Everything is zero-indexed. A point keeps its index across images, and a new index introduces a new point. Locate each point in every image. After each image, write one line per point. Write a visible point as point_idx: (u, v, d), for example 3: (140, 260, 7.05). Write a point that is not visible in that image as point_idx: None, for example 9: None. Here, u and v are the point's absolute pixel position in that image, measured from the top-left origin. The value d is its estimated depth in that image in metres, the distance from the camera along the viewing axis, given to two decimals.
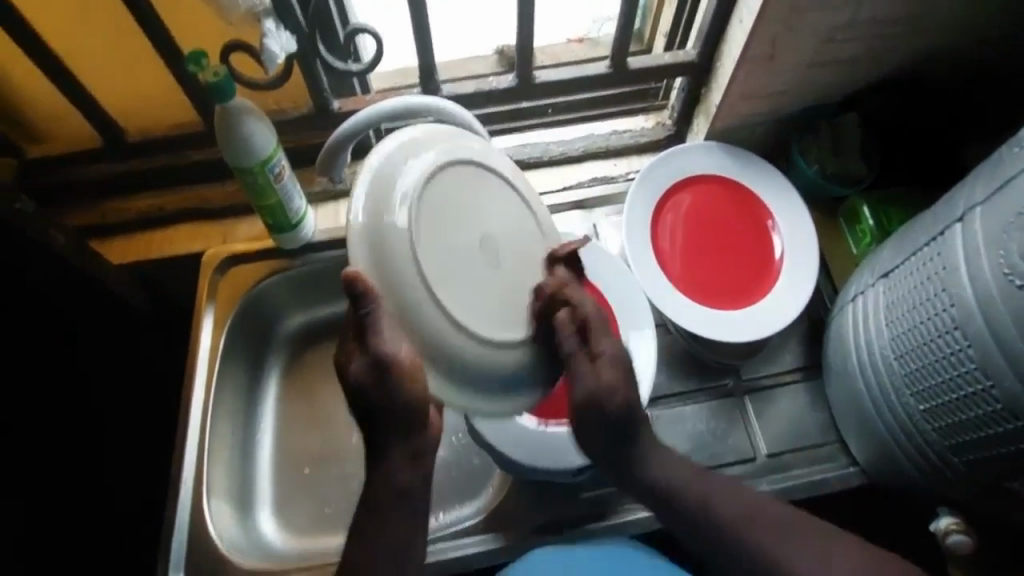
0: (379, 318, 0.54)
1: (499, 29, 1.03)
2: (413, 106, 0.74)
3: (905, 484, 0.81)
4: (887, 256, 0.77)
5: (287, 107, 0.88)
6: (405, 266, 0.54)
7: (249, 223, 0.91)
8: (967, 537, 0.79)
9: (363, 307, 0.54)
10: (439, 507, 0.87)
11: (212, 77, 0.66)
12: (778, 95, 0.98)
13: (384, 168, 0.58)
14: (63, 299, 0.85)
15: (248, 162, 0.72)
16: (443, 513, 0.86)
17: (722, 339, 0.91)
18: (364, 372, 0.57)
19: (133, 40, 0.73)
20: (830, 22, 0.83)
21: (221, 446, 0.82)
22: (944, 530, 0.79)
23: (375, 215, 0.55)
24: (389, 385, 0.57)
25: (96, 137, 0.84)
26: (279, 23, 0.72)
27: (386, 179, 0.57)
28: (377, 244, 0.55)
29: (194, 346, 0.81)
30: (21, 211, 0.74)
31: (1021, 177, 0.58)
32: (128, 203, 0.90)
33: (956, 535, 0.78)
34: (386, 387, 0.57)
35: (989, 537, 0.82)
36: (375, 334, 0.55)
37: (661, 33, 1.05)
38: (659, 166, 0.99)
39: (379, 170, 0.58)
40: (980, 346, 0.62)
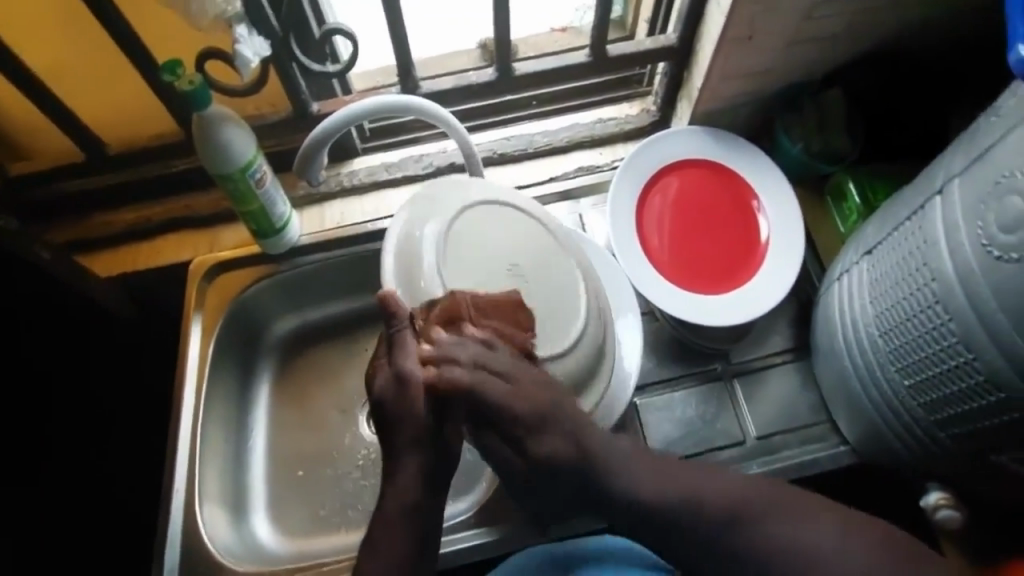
0: (404, 337, 0.60)
1: (478, 22, 1.03)
2: (391, 105, 0.74)
3: (892, 459, 0.82)
4: (871, 234, 0.78)
5: (267, 111, 0.88)
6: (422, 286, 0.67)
7: (234, 230, 0.91)
8: (956, 512, 0.81)
9: (394, 326, 0.60)
10: None
11: (188, 85, 0.66)
12: (760, 76, 0.98)
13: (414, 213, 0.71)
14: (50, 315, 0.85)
15: (228, 169, 0.72)
16: None
17: (710, 323, 0.91)
18: (388, 382, 0.61)
19: (107, 51, 0.73)
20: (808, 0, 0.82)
21: (214, 454, 0.83)
22: (933, 505, 0.81)
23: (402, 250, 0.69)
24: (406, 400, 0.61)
25: (77, 151, 0.83)
26: (252, 28, 0.72)
27: (412, 221, 0.70)
28: (404, 269, 0.68)
29: (183, 356, 0.82)
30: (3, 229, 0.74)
31: (996, 147, 0.59)
32: (113, 216, 0.90)
33: (945, 509, 0.81)
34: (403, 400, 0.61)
35: (980, 509, 0.83)
36: (400, 347, 0.60)
37: (642, 19, 1.04)
38: (643, 153, 0.99)
39: (410, 215, 0.71)
40: (961, 320, 0.63)
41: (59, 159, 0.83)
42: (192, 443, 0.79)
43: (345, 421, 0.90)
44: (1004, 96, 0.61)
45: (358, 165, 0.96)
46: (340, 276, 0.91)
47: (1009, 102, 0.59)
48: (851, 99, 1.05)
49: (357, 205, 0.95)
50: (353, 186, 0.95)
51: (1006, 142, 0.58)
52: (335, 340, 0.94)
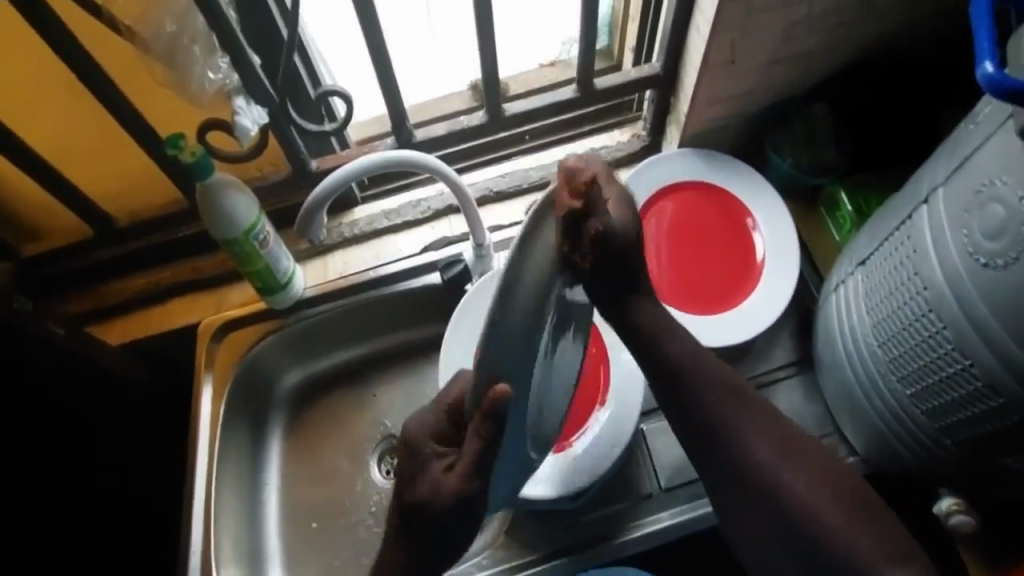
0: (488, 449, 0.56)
1: (469, 66, 1.07)
2: (387, 160, 0.77)
3: (903, 467, 0.81)
4: (863, 245, 0.78)
5: (268, 172, 0.92)
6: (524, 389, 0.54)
7: (240, 288, 0.94)
8: (970, 517, 0.80)
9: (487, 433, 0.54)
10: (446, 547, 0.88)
11: (191, 156, 0.70)
12: (744, 96, 1.00)
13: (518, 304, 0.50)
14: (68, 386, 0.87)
15: (232, 234, 0.75)
16: (451, 552, 0.87)
17: (709, 344, 0.93)
18: (449, 484, 0.57)
19: (111, 133, 0.79)
20: (784, 21, 0.85)
21: (228, 513, 0.84)
22: (946, 512, 0.80)
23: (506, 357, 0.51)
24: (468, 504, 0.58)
25: (85, 228, 0.89)
26: (249, 98, 0.76)
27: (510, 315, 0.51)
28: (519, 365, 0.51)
29: (195, 415, 0.84)
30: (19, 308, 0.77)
31: (975, 156, 0.59)
32: (127, 284, 0.94)
33: (958, 515, 0.80)
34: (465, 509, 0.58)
35: (997, 514, 0.82)
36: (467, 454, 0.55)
37: (627, 49, 1.07)
38: (634, 182, 1.01)
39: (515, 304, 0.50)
40: (956, 327, 0.63)
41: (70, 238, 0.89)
42: (207, 506, 0.81)
43: (356, 469, 0.91)
44: (979, 104, 0.62)
45: (359, 215, 1.00)
46: (344, 326, 0.94)
47: (985, 110, 0.60)
48: (837, 109, 1.06)
49: (360, 253, 0.98)
50: (354, 236, 0.98)
51: (984, 150, 0.58)
52: (346, 387, 0.97)
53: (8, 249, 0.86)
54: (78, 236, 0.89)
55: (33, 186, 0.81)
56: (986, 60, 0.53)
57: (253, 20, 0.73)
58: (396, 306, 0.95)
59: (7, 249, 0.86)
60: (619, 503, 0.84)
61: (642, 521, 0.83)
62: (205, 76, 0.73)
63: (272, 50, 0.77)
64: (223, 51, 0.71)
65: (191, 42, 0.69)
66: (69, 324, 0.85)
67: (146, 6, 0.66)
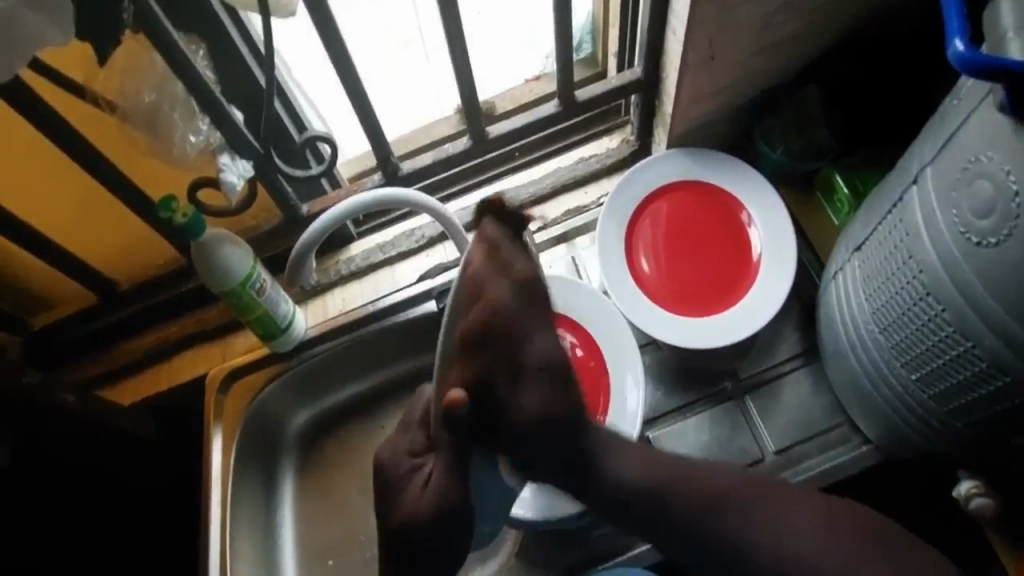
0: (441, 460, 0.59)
1: (451, 91, 1.08)
2: (365, 202, 0.77)
3: (918, 453, 0.80)
4: (857, 229, 0.77)
5: (262, 220, 0.95)
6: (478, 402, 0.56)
7: (244, 335, 0.98)
8: (990, 499, 0.78)
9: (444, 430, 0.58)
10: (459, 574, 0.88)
11: (183, 217, 0.73)
12: (733, 88, 0.98)
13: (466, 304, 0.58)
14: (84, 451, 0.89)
15: (229, 285, 0.78)
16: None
17: (710, 345, 0.93)
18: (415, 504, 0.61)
19: (104, 202, 0.83)
20: (762, 12, 0.82)
21: (243, 561, 0.86)
22: (965, 495, 0.79)
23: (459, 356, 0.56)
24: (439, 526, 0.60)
25: (88, 294, 0.94)
26: (233, 154, 0.81)
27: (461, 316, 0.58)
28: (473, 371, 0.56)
29: (206, 464, 0.85)
30: (31, 379, 0.81)
31: (961, 132, 0.58)
32: (137, 343, 0.98)
33: (978, 498, 0.78)
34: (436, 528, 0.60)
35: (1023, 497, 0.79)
36: (439, 464, 0.59)
37: (610, 55, 1.07)
38: (622, 189, 1.00)
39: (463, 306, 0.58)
40: (954, 309, 0.62)
41: (76, 305, 0.94)
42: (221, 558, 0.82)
43: (367, 504, 0.93)
44: (962, 78, 0.61)
45: (355, 251, 1.02)
46: (342, 364, 0.96)
47: (966, 84, 0.59)
48: (827, 92, 1.04)
49: (358, 289, 1.00)
50: (352, 272, 1.00)
51: (969, 125, 0.57)
52: (356, 421, 0.99)
53: (18, 323, 0.91)
54: (83, 303, 0.94)
55: (36, 260, 0.86)
56: (956, 38, 0.52)
57: (231, 73, 0.75)
58: (396, 339, 0.96)
59: (18, 323, 0.91)
60: None
61: None
62: (187, 139, 0.77)
63: (255, 101, 0.79)
64: (201, 113, 0.75)
65: (171, 108, 0.74)
66: (80, 390, 0.87)
67: (123, 80, 0.70)
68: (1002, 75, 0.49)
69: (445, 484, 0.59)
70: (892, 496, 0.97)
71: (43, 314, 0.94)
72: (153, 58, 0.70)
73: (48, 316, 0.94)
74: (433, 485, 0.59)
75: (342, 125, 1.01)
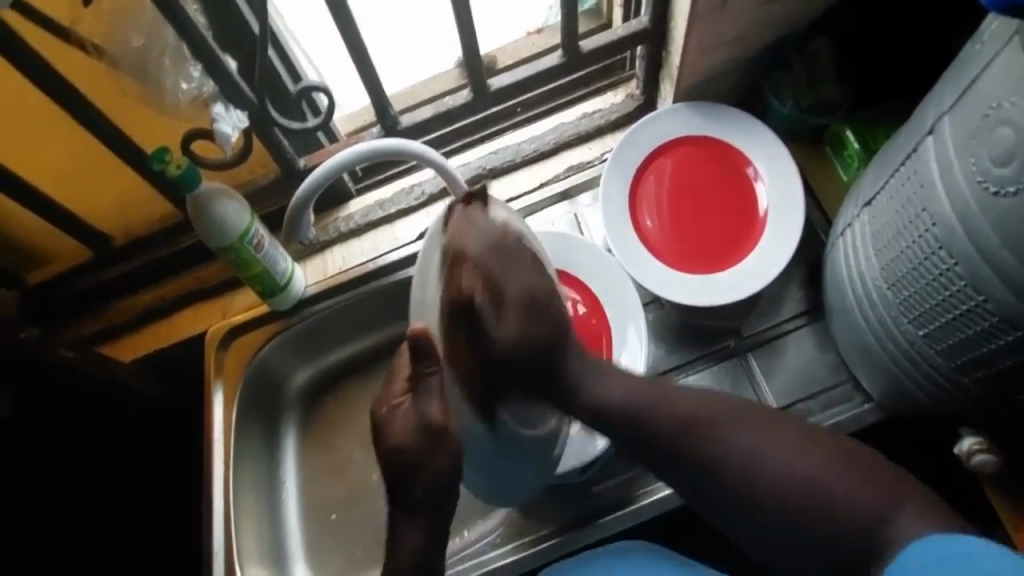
0: (439, 379, 0.59)
1: (451, 42, 1.03)
2: (364, 154, 0.75)
3: (919, 410, 0.80)
4: (868, 183, 0.75)
5: (260, 174, 0.93)
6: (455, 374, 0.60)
7: (242, 294, 0.97)
8: (992, 456, 0.80)
9: (425, 367, 0.58)
10: (462, 525, 0.91)
11: (177, 168, 0.71)
12: (745, 39, 0.93)
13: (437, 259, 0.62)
14: (89, 415, 0.88)
15: (226, 241, 0.76)
16: (467, 530, 0.90)
17: (711, 304, 0.92)
18: (410, 429, 0.60)
19: (92, 152, 0.80)
20: None
21: (247, 513, 0.88)
22: (967, 452, 0.81)
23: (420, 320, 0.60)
24: (434, 446, 0.60)
25: (83, 248, 0.92)
26: (227, 103, 0.76)
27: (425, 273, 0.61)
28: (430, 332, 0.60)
29: (208, 418, 0.87)
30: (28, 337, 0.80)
31: (984, 75, 0.55)
32: (134, 301, 0.97)
33: (980, 455, 0.80)
34: (431, 447, 0.60)
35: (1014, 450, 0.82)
36: (428, 393, 0.59)
37: (616, 4, 1.02)
38: (628, 144, 0.97)
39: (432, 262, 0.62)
40: (967, 264, 0.60)
41: (72, 260, 0.92)
42: (224, 509, 0.85)
43: (372, 459, 0.95)
44: (987, 20, 0.58)
45: (354, 208, 1.00)
46: (343, 321, 0.96)
47: (991, 26, 0.55)
48: (839, 44, 0.99)
49: (357, 246, 0.98)
50: (350, 230, 0.98)
51: (992, 70, 0.54)
52: (359, 377, 0.99)
53: (14, 278, 0.89)
54: (79, 258, 0.93)
55: (27, 212, 0.83)
56: None
57: (216, 16, 0.71)
58: (401, 293, 0.96)
59: (14, 277, 0.90)
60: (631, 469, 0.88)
61: (654, 486, 0.86)
62: (178, 87, 0.74)
63: (242, 50, 0.76)
64: (192, 59, 0.72)
65: (160, 53, 0.71)
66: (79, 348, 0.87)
67: (110, 22, 0.67)
68: None
69: (438, 412, 0.59)
70: (887, 451, 1.00)
71: (38, 270, 0.93)
72: (140, 2, 0.67)
73: (43, 270, 0.93)
74: (423, 417, 0.59)
75: (337, 79, 0.97)
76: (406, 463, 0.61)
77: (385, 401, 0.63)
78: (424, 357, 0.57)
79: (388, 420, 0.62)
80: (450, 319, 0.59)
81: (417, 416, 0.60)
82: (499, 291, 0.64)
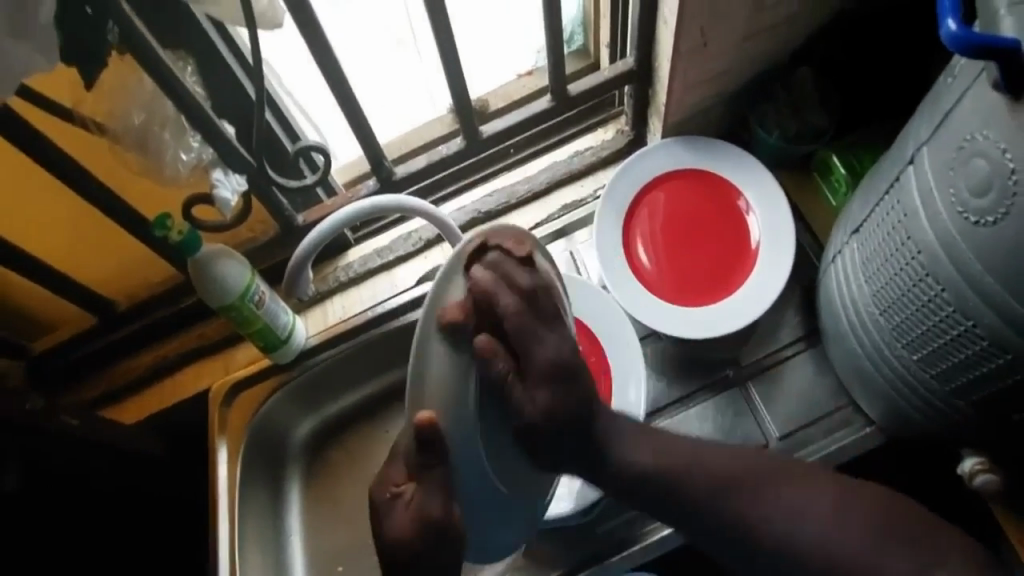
0: (438, 476, 0.60)
1: (444, 91, 1.08)
2: (363, 208, 0.78)
3: (923, 434, 0.80)
4: (856, 211, 0.76)
5: (261, 232, 0.96)
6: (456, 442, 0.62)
7: (245, 348, 0.98)
8: (994, 476, 0.80)
9: (429, 459, 0.59)
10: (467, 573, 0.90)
11: (178, 235, 0.73)
12: (728, 75, 0.96)
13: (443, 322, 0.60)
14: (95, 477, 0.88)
15: (228, 300, 0.78)
16: None
17: (710, 334, 0.93)
18: (407, 525, 0.59)
19: (95, 224, 0.84)
20: None
21: (252, 566, 0.88)
22: (969, 472, 0.81)
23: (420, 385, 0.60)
24: (437, 543, 0.59)
25: (87, 315, 0.95)
26: (226, 169, 0.80)
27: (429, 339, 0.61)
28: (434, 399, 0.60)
29: (214, 481, 0.86)
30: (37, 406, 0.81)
31: (957, 110, 0.57)
32: (138, 361, 0.99)
33: (982, 475, 0.80)
34: (433, 543, 0.59)
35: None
36: (430, 488, 0.59)
37: (602, 45, 1.06)
38: (618, 181, 0.99)
39: (438, 322, 0.60)
40: (954, 289, 0.61)
41: (76, 328, 0.95)
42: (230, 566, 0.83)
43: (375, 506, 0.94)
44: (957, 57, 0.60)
45: (353, 257, 1.02)
46: (345, 370, 0.97)
47: (962, 60, 0.58)
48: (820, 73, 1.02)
49: (359, 295, 1.00)
50: (351, 279, 1.01)
51: (963, 104, 0.56)
52: (361, 425, 0.99)
53: (21, 348, 0.92)
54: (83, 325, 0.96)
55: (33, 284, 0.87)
56: (949, 18, 0.50)
57: (223, 86, 0.76)
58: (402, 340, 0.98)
59: (20, 348, 0.92)
60: (634, 507, 0.87)
61: (656, 523, 0.85)
62: (179, 158, 0.78)
63: (244, 113, 0.80)
64: (191, 131, 0.76)
65: (160, 127, 0.75)
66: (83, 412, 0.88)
67: (111, 102, 0.71)
68: (995, 51, 0.47)
69: (438, 507, 0.59)
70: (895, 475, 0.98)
71: (44, 338, 0.96)
72: (141, 79, 0.71)
73: (49, 337, 0.96)
74: (424, 511, 0.59)
75: (337, 132, 1.01)
76: (398, 558, 0.60)
77: (385, 487, 0.62)
78: (427, 445, 0.58)
79: (386, 509, 0.61)
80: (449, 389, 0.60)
81: (415, 513, 0.59)
82: (504, 348, 0.64)
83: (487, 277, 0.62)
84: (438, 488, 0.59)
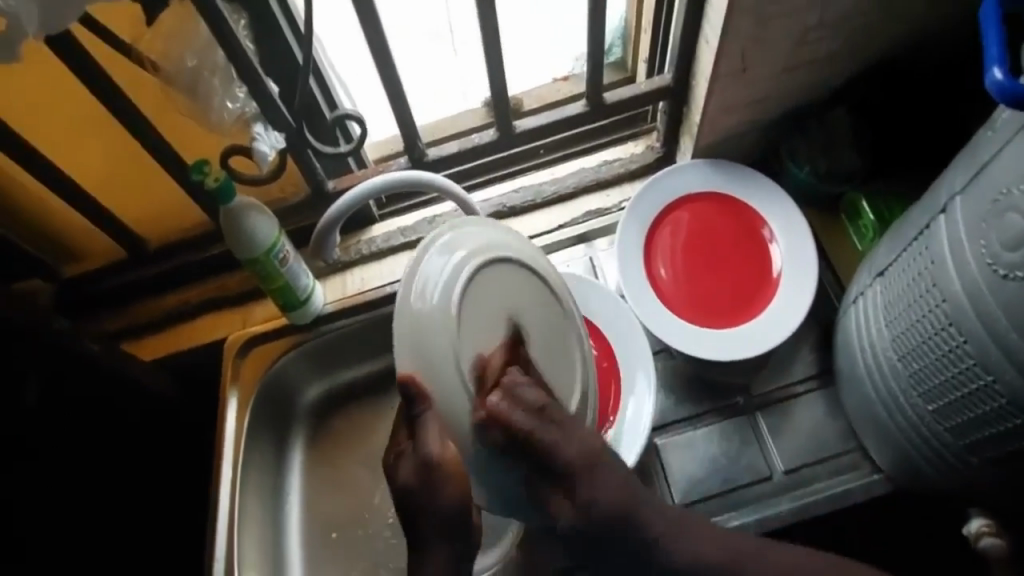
0: (428, 417, 0.56)
1: (481, 82, 1.08)
2: (398, 180, 0.78)
3: (930, 483, 0.80)
4: (881, 255, 0.77)
5: (291, 193, 0.96)
6: (448, 389, 0.57)
7: (264, 305, 0.99)
8: (1000, 540, 0.80)
9: (415, 410, 0.57)
10: None
11: (214, 182, 0.73)
12: (765, 104, 0.97)
13: (421, 274, 0.61)
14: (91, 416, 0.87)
15: (253, 253, 0.78)
16: None
17: (719, 357, 0.93)
18: (411, 471, 0.57)
19: (141, 159, 0.83)
20: (796, 29, 0.81)
21: (252, 519, 0.87)
22: (976, 533, 0.81)
23: (408, 331, 0.58)
24: (435, 485, 0.56)
25: (117, 248, 0.94)
26: (267, 124, 0.81)
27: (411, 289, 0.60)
28: (417, 346, 0.57)
29: (220, 429, 0.86)
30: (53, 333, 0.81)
31: (993, 163, 0.58)
32: (159, 302, 0.99)
33: (988, 538, 0.80)
34: (432, 486, 0.56)
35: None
36: (425, 430, 0.56)
37: (641, 60, 1.06)
38: (647, 195, 0.99)
39: (416, 276, 0.61)
40: (976, 342, 0.61)
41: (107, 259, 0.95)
42: (230, 516, 0.83)
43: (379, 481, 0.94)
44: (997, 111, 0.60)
45: (376, 232, 1.02)
46: (360, 342, 0.97)
47: (1003, 115, 0.58)
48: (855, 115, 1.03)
49: (378, 270, 0.99)
50: (372, 253, 1.00)
51: (1001, 157, 0.57)
52: (370, 399, 0.99)
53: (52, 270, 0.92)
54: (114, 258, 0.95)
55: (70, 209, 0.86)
56: (995, 67, 0.52)
57: (265, 43, 0.75)
58: None
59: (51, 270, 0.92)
60: None
61: None
62: (225, 106, 0.78)
63: (283, 73, 0.79)
64: (239, 82, 0.76)
65: (210, 74, 0.75)
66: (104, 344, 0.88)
67: (169, 42, 0.71)
68: None
69: (437, 447, 0.56)
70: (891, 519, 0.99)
71: (75, 264, 0.95)
72: (199, 28, 0.71)
73: (80, 264, 0.95)
74: (423, 457, 0.56)
75: (372, 109, 1.01)
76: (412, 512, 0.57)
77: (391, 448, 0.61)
78: (412, 400, 0.56)
79: (392, 468, 0.59)
80: (434, 334, 0.58)
81: (415, 456, 0.56)
82: (485, 300, 0.64)
83: (460, 237, 0.65)
84: (439, 430, 0.56)
